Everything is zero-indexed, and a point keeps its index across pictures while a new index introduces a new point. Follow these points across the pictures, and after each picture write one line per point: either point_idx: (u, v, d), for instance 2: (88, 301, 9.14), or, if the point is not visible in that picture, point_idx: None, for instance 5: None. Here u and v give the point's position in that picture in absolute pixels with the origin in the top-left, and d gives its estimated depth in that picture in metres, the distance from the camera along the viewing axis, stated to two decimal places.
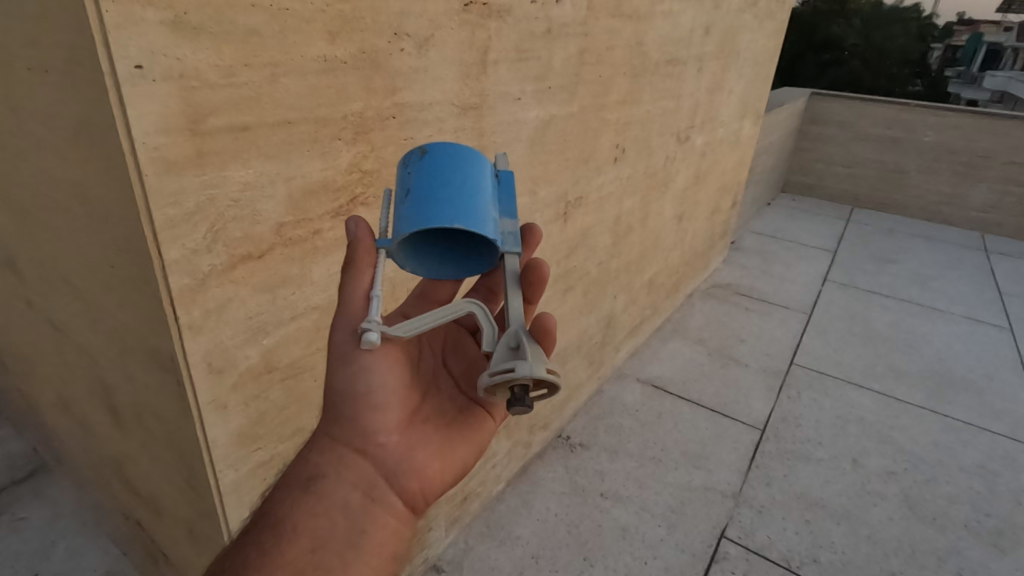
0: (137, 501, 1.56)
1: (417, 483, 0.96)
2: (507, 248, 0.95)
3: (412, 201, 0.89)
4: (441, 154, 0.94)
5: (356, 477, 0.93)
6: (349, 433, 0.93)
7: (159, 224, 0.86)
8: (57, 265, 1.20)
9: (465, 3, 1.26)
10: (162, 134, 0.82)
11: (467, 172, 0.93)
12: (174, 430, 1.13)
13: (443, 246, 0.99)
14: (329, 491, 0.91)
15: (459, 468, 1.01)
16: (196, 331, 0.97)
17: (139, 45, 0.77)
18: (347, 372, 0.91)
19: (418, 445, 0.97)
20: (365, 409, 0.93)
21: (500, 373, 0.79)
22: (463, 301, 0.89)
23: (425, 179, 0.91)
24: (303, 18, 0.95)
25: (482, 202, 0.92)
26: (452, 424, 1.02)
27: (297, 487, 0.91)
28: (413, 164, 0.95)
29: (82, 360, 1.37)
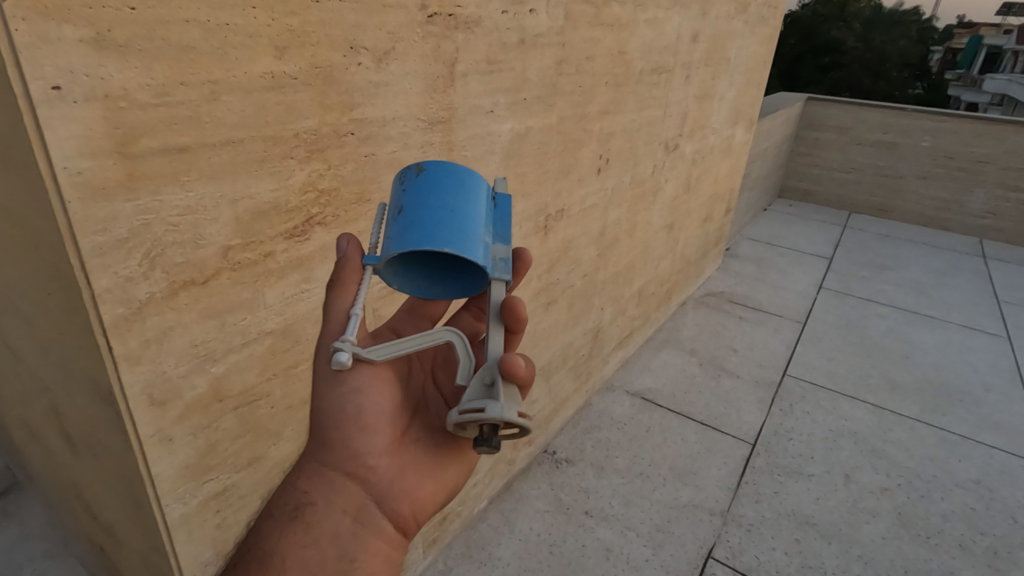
0: (97, 527, 1.51)
1: (411, 507, 0.88)
2: (497, 275, 0.87)
3: (403, 222, 0.83)
4: (439, 176, 0.88)
5: (346, 502, 0.85)
6: (336, 456, 0.86)
7: (86, 253, 0.81)
8: (1, 287, 1.15)
9: (428, 14, 1.22)
10: (86, 158, 0.78)
11: (465, 197, 0.87)
12: (119, 462, 1.08)
13: (431, 266, 0.93)
14: (316, 519, 0.83)
15: (455, 489, 0.92)
16: (133, 362, 0.92)
17: (56, 66, 0.72)
18: (331, 394, 0.85)
19: (409, 465, 0.88)
20: (351, 431, 0.86)
21: (470, 412, 0.71)
22: (444, 329, 0.80)
23: (419, 200, 0.85)
24: (246, 33, 0.90)
25: (477, 229, 0.86)
26: (447, 445, 0.91)
27: (282, 517, 0.84)
28: (409, 181, 0.88)
29: (35, 384, 1.32)
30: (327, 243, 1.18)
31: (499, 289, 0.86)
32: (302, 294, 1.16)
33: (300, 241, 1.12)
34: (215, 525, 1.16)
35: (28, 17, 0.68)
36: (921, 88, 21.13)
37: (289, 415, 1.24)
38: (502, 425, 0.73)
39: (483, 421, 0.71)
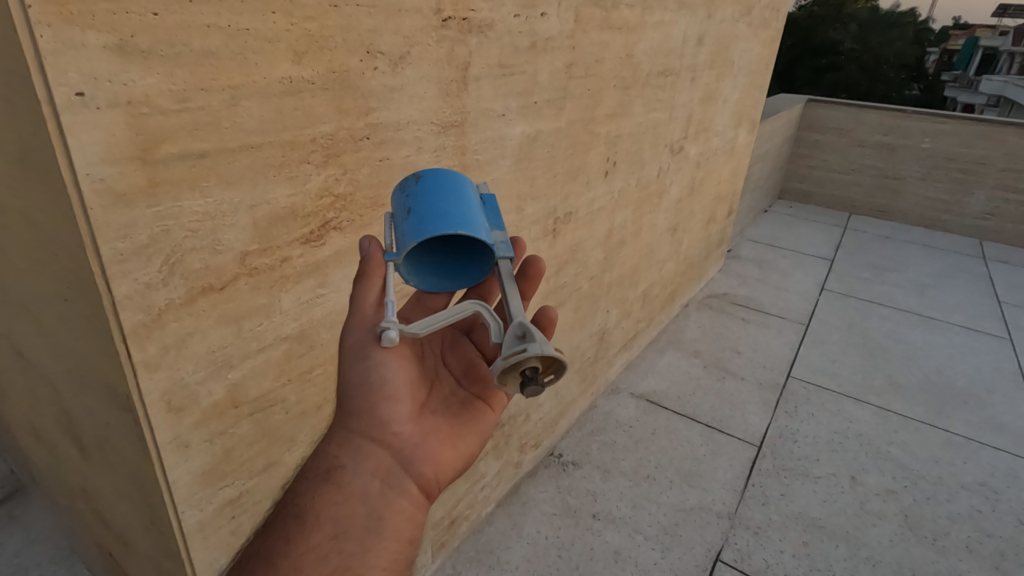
0: (108, 533, 1.51)
1: (434, 471, 0.89)
2: (501, 254, 0.91)
3: (412, 221, 0.87)
4: (435, 177, 0.92)
5: (374, 466, 0.85)
6: (363, 424, 0.86)
7: (107, 259, 0.81)
8: (14, 294, 1.14)
9: (443, 19, 1.21)
10: (109, 165, 0.77)
11: (461, 192, 0.92)
12: (135, 468, 1.07)
13: (441, 261, 0.97)
14: (347, 477, 0.82)
15: (474, 455, 0.94)
16: (152, 368, 0.91)
17: (80, 72, 0.71)
18: (359, 368, 0.85)
19: (431, 432, 0.90)
20: (378, 400, 0.86)
21: (512, 355, 0.76)
22: (471, 303, 0.86)
23: (424, 200, 0.89)
24: (266, 39, 0.90)
25: (477, 218, 0.90)
26: (463, 413, 0.95)
27: (313, 477, 0.83)
28: (410, 187, 0.92)
29: (46, 390, 1.31)
30: (342, 248, 1.18)
31: (505, 265, 0.90)
32: (317, 299, 1.16)
33: (315, 246, 1.12)
34: (230, 532, 1.15)
35: (53, 23, 0.68)
36: (919, 89, 21.21)
37: (303, 420, 1.23)
38: (542, 365, 0.79)
39: (524, 363, 0.77)
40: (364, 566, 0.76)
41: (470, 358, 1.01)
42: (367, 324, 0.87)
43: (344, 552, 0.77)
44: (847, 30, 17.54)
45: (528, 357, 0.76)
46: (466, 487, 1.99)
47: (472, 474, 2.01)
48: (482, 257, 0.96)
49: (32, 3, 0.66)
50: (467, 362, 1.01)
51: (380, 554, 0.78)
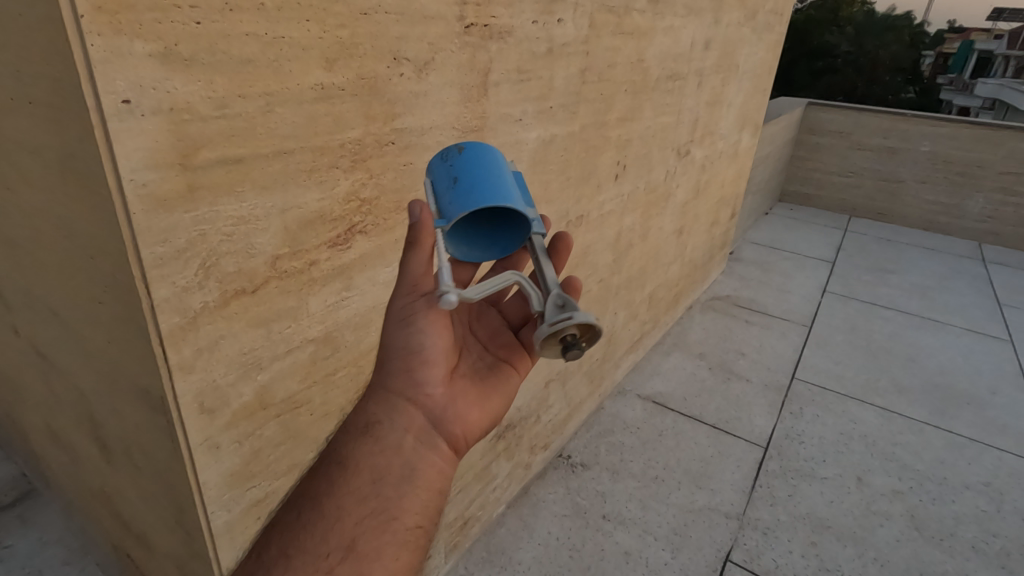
0: (127, 535, 1.51)
1: (463, 430, 0.95)
2: (534, 230, 1.01)
3: (460, 191, 0.92)
4: (476, 151, 0.97)
5: (409, 423, 0.90)
6: (401, 383, 0.91)
7: (148, 263, 0.82)
8: (43, 296, 1.16)
9: (466, 25, 1.23)
10: (151, 170, 0.79)
11: (500, 167, 0.97)
12: (164, 469, 1.08)
13: (474, 233, 1.04)
14: (384, 432, 0.88)
15: (499, 417, 1.01)
16: (187, 370, 0.92)
17: (127, 80, 0.73)
18: (403, 331, 0.90)
19: (462, 394, 0.96)
20: (417, 362, 0.92)
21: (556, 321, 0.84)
22: (511, 273, 0.92)
23: (470, 173, 0.94)
24: (301, 46, 0.92)
25: (515, 192, 0.96)
26: (490, 377, 1.02)
27: (353, 430, 0.89)
28: (453, 157, 0.97)
29: (70, 391, 1.32)
30: (367, 251, 1.19)
31: (538, 240, 1.00)
32: (343, 301, 1.18)
33: (342, 249, 1.13)
34: (256, 532, 1.16)
35: (103, 32, 0.69)
36: (915, 92, 21.34)
37: (327, 422, 1.24)
38: (581, 332, 0.87)
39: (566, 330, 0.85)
40: (398, 511, 0.84)
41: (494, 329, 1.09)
42: (418, 288, 0.91)
43: (381, 498, 0.85)
44: (844, 34, 17.65)
45: (571, 324, 0.84)
46: (478, 488, 2.00)
47: (484, 476, 2.02)
48: (513, 229, 1.04)
49: (85, 13, 0.67)
50: (490, 333, 1.09)
51: (412, 501, 0.86)
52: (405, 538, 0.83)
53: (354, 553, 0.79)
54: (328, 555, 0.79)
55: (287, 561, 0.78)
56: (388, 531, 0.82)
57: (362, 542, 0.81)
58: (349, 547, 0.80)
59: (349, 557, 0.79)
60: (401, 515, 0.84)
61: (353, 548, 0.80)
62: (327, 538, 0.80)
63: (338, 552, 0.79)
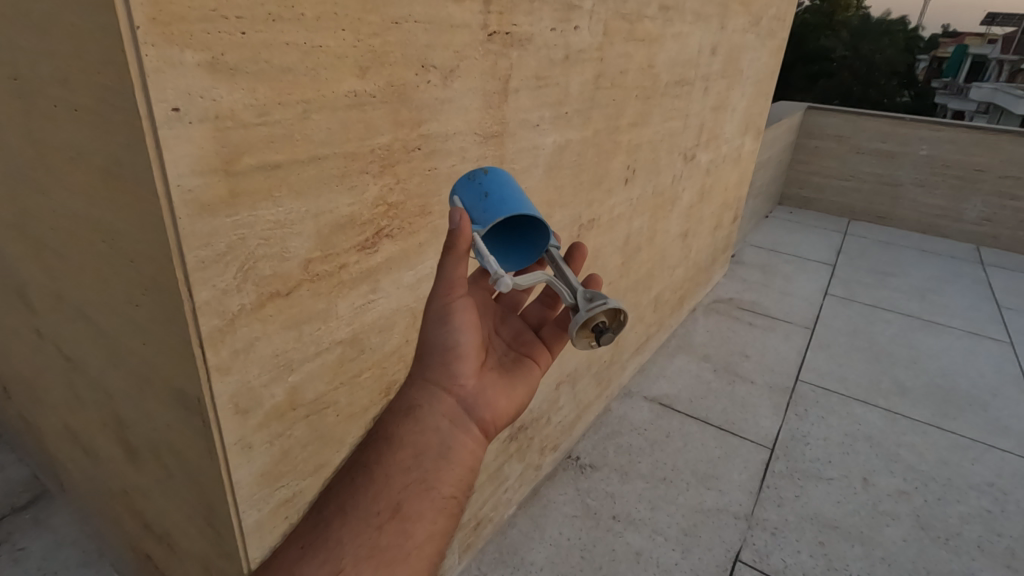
0: (148, 536, 1.52)
1: (493, 415, 0.97)
2: (550, 243, 1.04)
3: (491, 203, 0.97)
4: (501, 174, 1.02)
5: (445, 408, 0.93)
6: (436, 373, 0.94)
7: (191, 266, 0.84)
8: (73, 298, 1.18)
9: (489, 33, 1.26)
10: (196, 176, 0.81)
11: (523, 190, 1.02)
12: (194, 469, 1.10)
13: (493, 246, 1.09)
14: (424, 413, 0.92)
15: (525, 405, 1.03)
16: (224, 371, 0.94)
17: (176, 89, 0.75)
18: (438, 329, 0.94)
19: (491, 384, 0.99)
20: (450, 355, 0.95)
21: (591, 308, 0.92)
22: (542, 274, 0.98)
23: (499, 189, 0.99)
24: (336, 55, 0.94)
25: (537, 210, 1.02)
26: (517, 370, 1.04)
27: (397, 411, 0.93)
28: (480, 178, 1.01)
29: (95, 392, 1.34)
30: (393, 254, 1.22)
31: (555, 253, 1.03)
32: (369, 304, 1.20)
33: (369, 252, 1.15)
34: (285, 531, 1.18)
35: (156, 42, 0.71)
36: (910, 96, 21.51)
37: (352, 423, 1.26)
38: (610, 319, 0.95)
39: (598, 316, 0.92)
40: (437, 482, 0.88)
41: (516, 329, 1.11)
42: (454, 291, 0.93)
43: (421, 470, 0.88)
44: (840, 38, 17.78)
45: (603, 310, 0.92)
46: (491, 488, 2.02)
47: (496, 476, 2.04)
48: (531, 245, 1.07)
49: (140, 24, 0.69)
50: (513, 330, 1.11)
51: (449, 474, 0.90)
52: (442, 505, 0.87)
53: (399, 516, 0.84)
54: (377, 515, 0.84)
55: (344, 518, 0.83)
56: (428, 498, 0.86)
57: (407, 506, 0.85)
58: (395, 510, 0.84)
59: (396, 519, 0.84)
60: (439, 485, 0.88)
61: (399, 511, 0.84)
62: (377, 499, 0.85)
63: (386, 514, 0.84)
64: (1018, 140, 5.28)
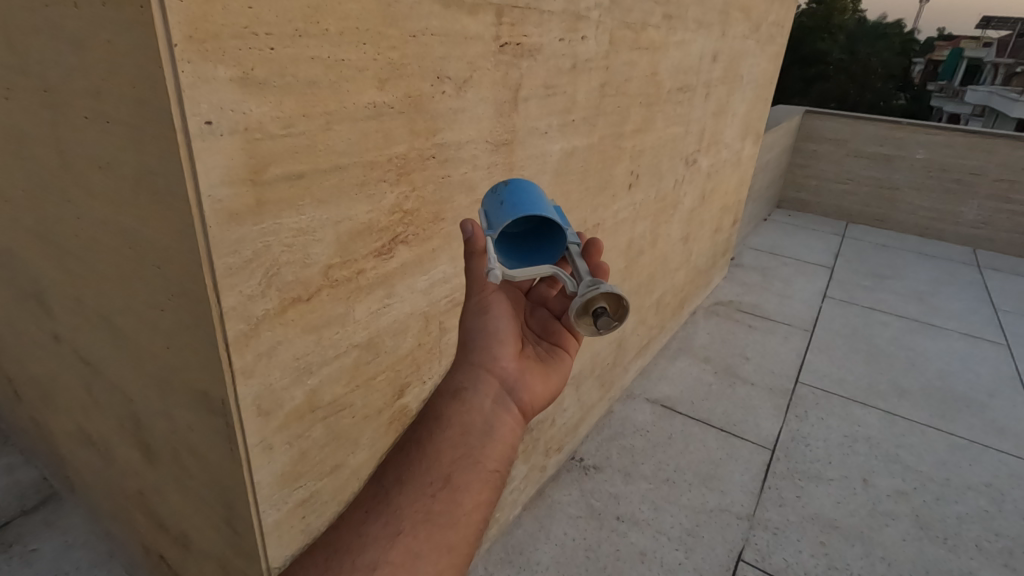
0: (162, 536, 1.55)
1: (531, 398, 0.98)
2: (570, 240, 1.03)
3: (506, 207, 1.01)
4: (520, 183, 1.06)
5: (488, 388, 0.95)
6: (479, 357, 0.97)
7: (220, 273, 0.87)
8: (94, 302, 1.20)
9: (501, 44, 1.29)
10: (226, 186, 0.84)
11: (541, 195, 1.05)
12: (215, 469, 1.12)
13: (521, 251, 1.08)
14: (470, 395, 0.93)
15: (562, 390, 1.04)
16: (248, 374, 0.97)
17: (210, 103, 0.78)
18: (477, 318, 1.00)
19: (530, 368, 1.00)
20: (490, 340, 0.99)
21: (585, 293, 0.89)
22: (548, 267, 0.98)
23: (515, 195, 1.03)
24: (357, 68, 0.97)
25: (552, 212, 1.04)
26: (553, 356, 1.06)
27: (444, 393, 0.94)
28: (500, 190, 1.06)
29: (113, 395, 1.36)
30: (407, 260, 1.25)
31: (575, 247, 1.01)
32: (384, 308, 1.23)
33: (385, 258, 1.18)
34: (302, 530, 1.21)
35: (192, 59, 0.74)
36: (906, 99, 21.64)
37: (366, 425, 1.29)
38: (612, 308, 0.91)
39: (596, 302, 0.90)
40: (482, 456, 0.89)
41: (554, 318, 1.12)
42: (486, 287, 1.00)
43: (469, 445, 0.89)
44: (836, 41, 17.90)
45: (600, 294, 0.89)
46: None
47: None
48: (553, 246, 1.07)
49: (178, 42, 0.72)
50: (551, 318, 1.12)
51: (494, 450, 0.90)
52: (488, 478, 0.88)
53: (450, 486, 0.84)
54: (430, 485, 0.84)
55: (400, 486, 0.84)
56: (476, 470, 0.87)
57: (457, 477, 0.86)
58: (446, 480, 0.85)
59: (447, 489, 0.84)
60: (485, 459, 0.89)
61: (450, 482, 0.85)
62: (430, 470, 0.86)
63: (439, 484, 0.84)
64: (1014, 144, 5.34)
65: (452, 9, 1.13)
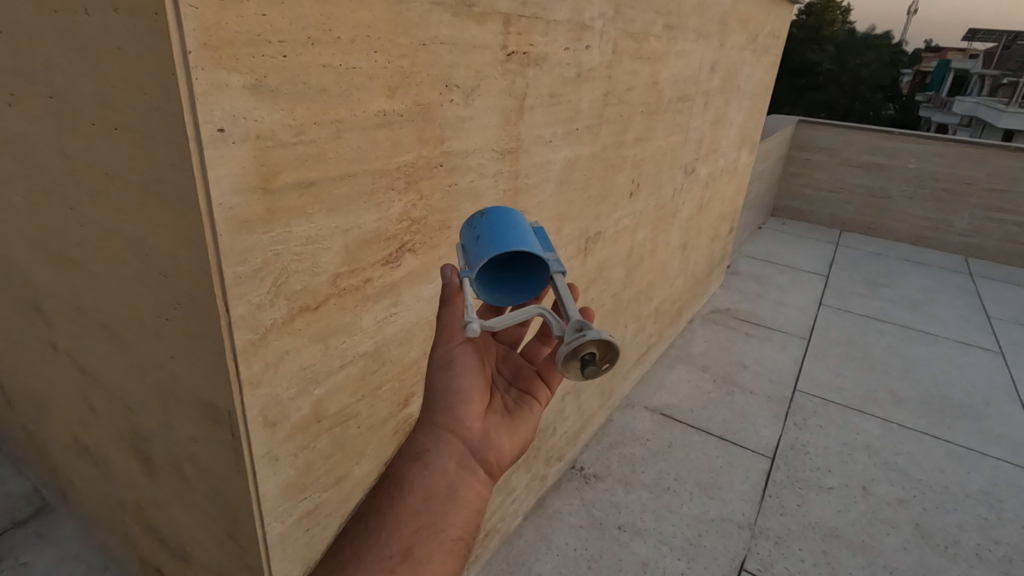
0: (160, 547, 1.52)
1: (496, 457, 0.89)
2: (553, 268, 0.91)
3: (480, 245, 0.91)
4: (498, 212, 0.95)
5: (452, 450, 0.86)
6: (440, 417, 0.87)
7: (229, 281, 0.86)
8: (94, 309, 1.19)
9: (508, 53, 1.29)
10: (237, 195, 0.83)
11: (522, 220, 0.95)
12: (219, 482, 1.10)
13: (505, 281, 0.98)
14: (433, 456, 0.84)
15: (530, 445, 0.94)
16: (255, 384, 0.96)
17: (222, 110, 0.77)
18: (441, 374, 0.89)
19: (496, 425, 0.91)
20: (454, 399, 0.88)
21: (571, 341, 0.76)
22: (534, 307, 0.84)
23: (490, 229, 0.92)
24: (368, 76, 0.96)
25: (533, 241, 0.92)
26: (523, 408, 0.96)
27: (404, 456, 0.85)
28: (477, 222, 0.95)
29: (111, 404, 1.33)
30: (414, 268, 1.24)
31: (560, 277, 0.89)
32: (391, 317, 1.22)
33: (392, 266, 1.17)
34: (305, 543, 1.19)
35: (206, 66, 0.73)
36: (895, 110, 22.00)
37: (371, 435, 1.28)
38: (598, 352, 0.79)
39: (584, 348, 0.77)
40: (445, 524, 0.80)
41: (520, 362, 1.03)
42: (454, 337, 0.91)
43: (431, 512, 0.80)
44: (825, 51, 18.28)
45: (588, 340, 0.76)
46: (499, 498, 2.04)
47: (505, 487, 2.05)
48: (540, 275, 0.97)
49: (192, 49, 0.71)
50: (518, 364, 1.02)
51: (458, 516, 0.81)
52: (451, 547, 0.78)
53: (411, 559, 0.75)
54: (390, 558, 0.76)
55: (357, 561, 0.75)
56: (437, 540, 0.78)
57: (418, 549, 0.77)
58: (407, 552, 0.76)
59: (408, 561, 0.76)
60: (447, 527, 0.80)
61: (411, 553, 0.76)
62: (390, 541, 0.77)
63: (399, 556, 0.76)
64: (1004, 154, 5.41)
65: (461, 17, 1.13)
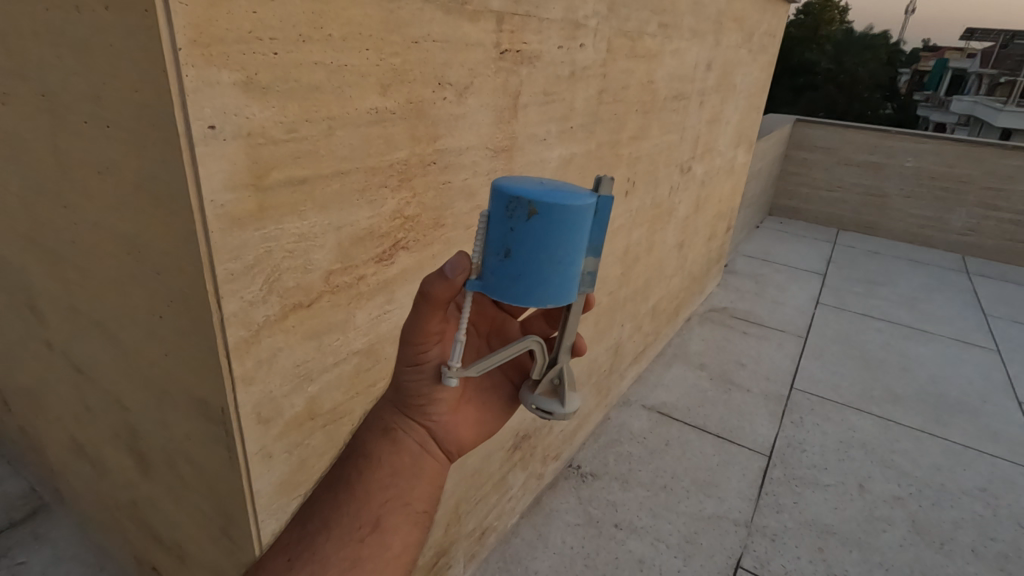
0: (157, 546, 1.51)
1: (461, 444, 0.90)
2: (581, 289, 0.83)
3: (508, 265, 0.76)
4: (549, 223, 0.74)
5: (419, 432, 0.86)
6: (410, 406, 0.85)
7: (221, 278, 0.86)
8: (87, 307, 1.19)
9: (501, 52, 1.30)
10: (228, 192, 0.83)
11: (571, 236, 0.76)
12: (213, 479, 1.11)
13: None
14: (400, 437, 0.85)
15: (496, 430, 0.95)
16: (248, 382, 0.96)
17: (213, 106, 0.77)
18: (412, 372, 0.82)
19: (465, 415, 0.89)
20: (426, 396, 0.84)
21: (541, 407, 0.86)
22: (530, 338, 0.82)
23: (528, 252, 0.75)
24: (360, 73, 0.97)
25: (572, 270, 0.78)
26: (496, 394, 0.94)
27: (374, 429, 0.85)
28: (519, 219, 0.74)
29: (106, 403, 1.33)
30: (408, 266, 1.24)
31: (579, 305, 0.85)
32: (385, 314, 1.22)
33: (386, 263, 1.18)
34: None
35: (196, 63, 0.74)
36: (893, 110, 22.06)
37: None
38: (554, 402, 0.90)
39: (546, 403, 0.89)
40: (410, 498, 0.84)
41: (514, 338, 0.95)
42: (428, 341, 0.79)
43: (397, 487, 0.83)
44: (823, 51, 18.33)
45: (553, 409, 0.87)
46: (496, 496, 2.04)
47: (501, 486, 2.05)
48: None
49: (182, 46, 0.72)
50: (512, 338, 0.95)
51: (422, 491, 0.85)
52: (416, 519, 0.83)
53: (379, 530, 0.80)
54: (358, 529, 0.79)
55: (327, 532, 0.79)
56: (405, 512, 0.83)
57: (387, 520, 0.81)
58: (376, 524, 0.80)
59: (377, 531, 0.80)
60: (414, 501, 0.84)
61: (379, 524, 0.80)
62: (359, 512, 0.81)
63: (368, 528, 0.80)
64: (1000, 153, 5.43)
65: (453, 15, 1.13)
